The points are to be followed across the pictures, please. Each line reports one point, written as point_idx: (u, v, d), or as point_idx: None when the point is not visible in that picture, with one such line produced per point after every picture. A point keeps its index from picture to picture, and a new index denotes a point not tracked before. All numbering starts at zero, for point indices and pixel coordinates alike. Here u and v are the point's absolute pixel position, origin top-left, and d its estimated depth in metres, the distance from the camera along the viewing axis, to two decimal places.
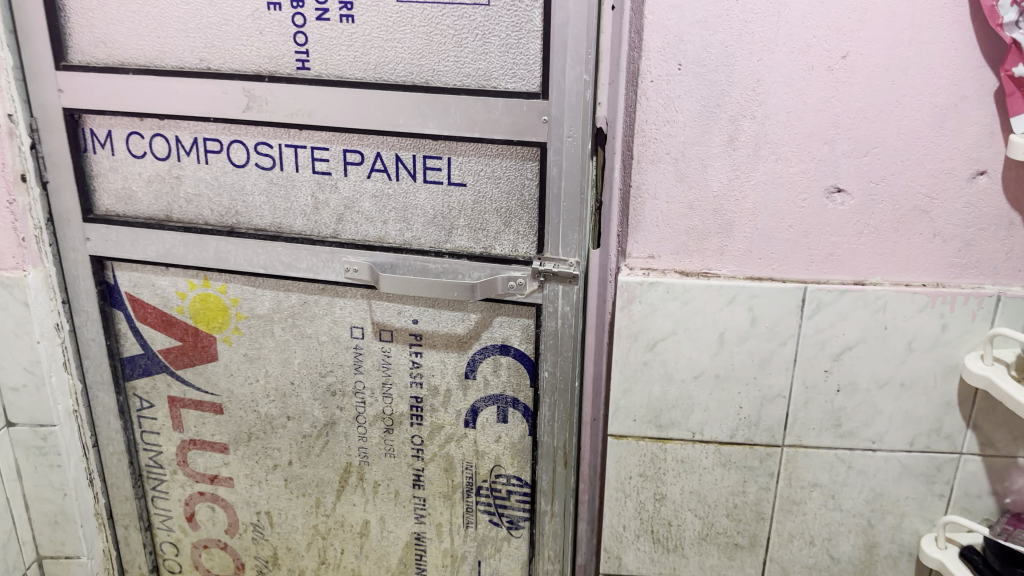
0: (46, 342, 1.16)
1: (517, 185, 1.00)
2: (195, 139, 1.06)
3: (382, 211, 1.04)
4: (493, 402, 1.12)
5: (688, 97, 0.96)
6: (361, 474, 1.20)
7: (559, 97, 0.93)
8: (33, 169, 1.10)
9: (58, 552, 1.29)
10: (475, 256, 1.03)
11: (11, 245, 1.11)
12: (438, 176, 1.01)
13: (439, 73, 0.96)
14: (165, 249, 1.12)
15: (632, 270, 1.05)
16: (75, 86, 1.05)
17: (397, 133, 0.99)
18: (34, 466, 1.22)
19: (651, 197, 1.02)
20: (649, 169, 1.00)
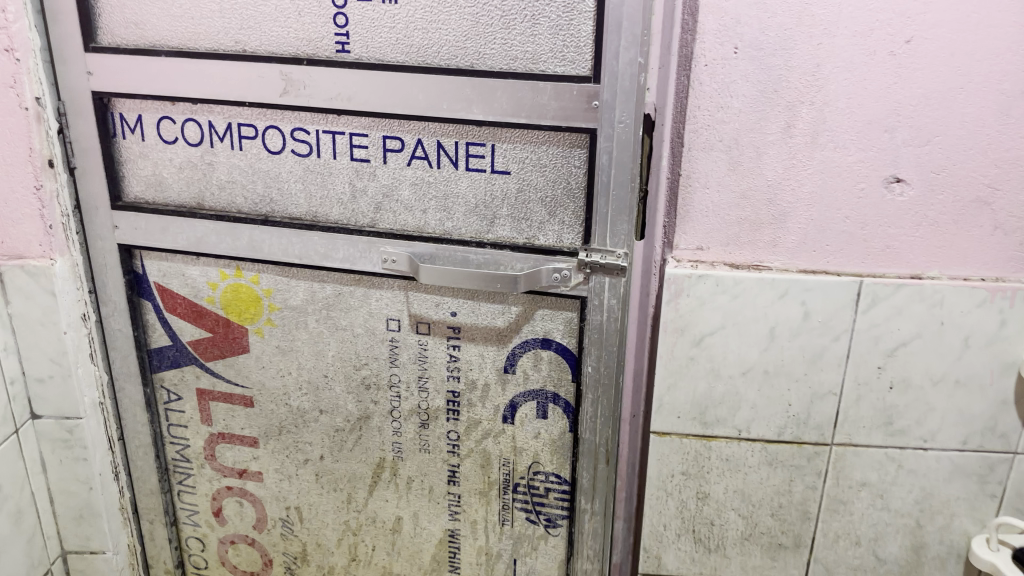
0: (73, 332, 1.13)
1: (564, 173, 0.96)
2: (229, 125, 1.03)
3: (421, 200, 1.00)
4: (533, 397, 1.08)
5: (743, 82, 0.92)
6: (395, 470, 1.17)
7: (611, 81, 0.90)
8: (61, 154, 1.06)
9: (82, 548, 1.25)
10: (517, 246, 0.99)
11: (37, 232, 1.07)
12: (481, 164, 0.97)
13: (485, 56, 0.92)
14: (197, 237, 1.09)
15: (680, 262, 1.02)
16: (106, 68, 1.02)
17: (439, 119, 0.95)
18: (59, 459, 1.19)
19: (701, 186, 0.98)
20: (700, 157, 0.97)
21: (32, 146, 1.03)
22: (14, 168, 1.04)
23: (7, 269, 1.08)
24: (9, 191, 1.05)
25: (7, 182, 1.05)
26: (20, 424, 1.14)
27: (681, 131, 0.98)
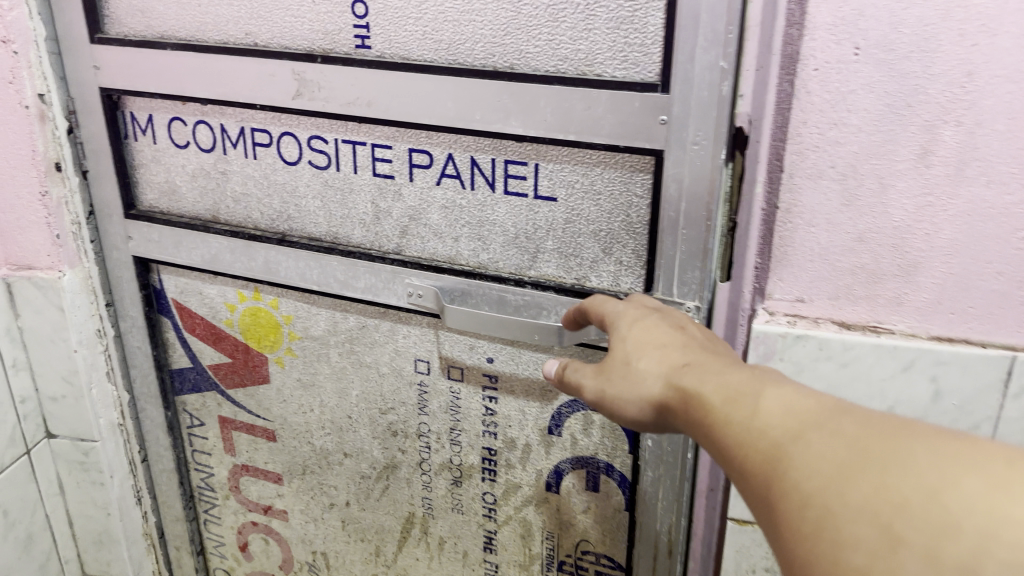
0: (86, 350, 1.03)
1: (624, 203, 0.76)
2: (242, 130, 0.89)
3: (453, 227, 0.83)
4: (582, 465, 0.89)
5: (866, 92, 0.65)
6: (426, 528, 1.02)
7: (684, 91, 0.70)
8: (71, 156, 0.96)
9: (103, 573, 1.18)
10: (563, 288, 0.81)
11: (45, 243, 0.97)
12: (522, 187, 0.79)
13: (529, 55, 0.74)
14: (211, 254, 0.96)
15: (773, 317, 0.75)
16: (112, 62, 0.90)
17: (472, 131, 0.77)
18: (77, 481, 1.11)
19: (804, 223, 0.71)
20: (805, 186, 0.70)
21: (36, 148, 0.93)
22: (18, 171, 0.95)
23: (17, 281, 1.00)
24: (17, 196, 0.96)
25: (13, 187, 0.96)
26: (32, 445, 1.07)
27: (781, 155, 0.69)
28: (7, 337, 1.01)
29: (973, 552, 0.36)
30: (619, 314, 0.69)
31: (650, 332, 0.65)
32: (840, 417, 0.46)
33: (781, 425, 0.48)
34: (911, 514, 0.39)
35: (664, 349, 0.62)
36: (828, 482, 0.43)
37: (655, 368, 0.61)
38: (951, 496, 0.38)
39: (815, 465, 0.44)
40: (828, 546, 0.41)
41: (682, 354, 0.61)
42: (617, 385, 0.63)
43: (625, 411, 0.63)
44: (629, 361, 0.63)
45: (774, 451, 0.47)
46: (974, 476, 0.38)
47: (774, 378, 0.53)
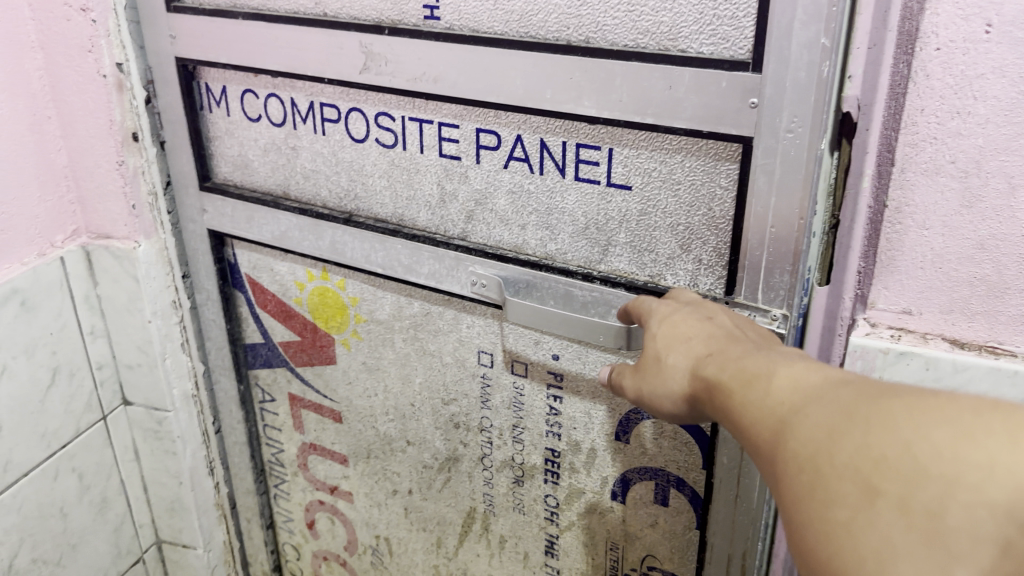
0: (160, 320, 1.05)
1: (705, 195, 0.68)
2: (312, 104, 0.85)
3: (520, 213, 0.78)
4: (651, 476, 0.83)
5: (997, 77, 0.57)
6: (486, 524, 0.98)
7: (779, 71, 0.60)
8: (148, 127, 0.95)
9: (176, 539, 1.21)
10: (635, 286, 0.73)
11: (123, 212, 0.99)
12: (594, 173, 0.72)
13: (606, 28, 0.66)
14: (281, 231, 0.94)
15: (876, 329, 0.67)
16: (187, 32, 0.88)
17: (541, 112, 0.71)
18: (151, 448, 1.14)
19: (916, 226, 0.63)
20: (919, 184, 0.62)
21: (114, 117, 0.94)
22: (97, 140, 0.96)
23: (96, 248, 1.01)
24: (94, 164, 0.97)
25: (92, 155, 0.97)
26: (109, 410, 1.10)
27: (893, 148, 0.62)
28: (86, 304, 1.04)
29: (939, 496, 0.37)
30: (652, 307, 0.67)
31: (673, 316, 0.63)
32: (833, 381, 0.46)
33: (777, 393, 0.48)
34: (888, 469, 0.39)
35: (684, 329, 0.61)
36: (817, 444, 0.43)
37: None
38: (924, 446, 0.38)
39: (807, 428, 0.44)
40: (819, 508, 0.42)
41: (703, 337, 0.59)
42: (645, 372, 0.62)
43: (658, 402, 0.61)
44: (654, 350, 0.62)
45: (774, 423, 0.47)
46: (942, 425, 0.38)
47: (775, 347, 0.53)
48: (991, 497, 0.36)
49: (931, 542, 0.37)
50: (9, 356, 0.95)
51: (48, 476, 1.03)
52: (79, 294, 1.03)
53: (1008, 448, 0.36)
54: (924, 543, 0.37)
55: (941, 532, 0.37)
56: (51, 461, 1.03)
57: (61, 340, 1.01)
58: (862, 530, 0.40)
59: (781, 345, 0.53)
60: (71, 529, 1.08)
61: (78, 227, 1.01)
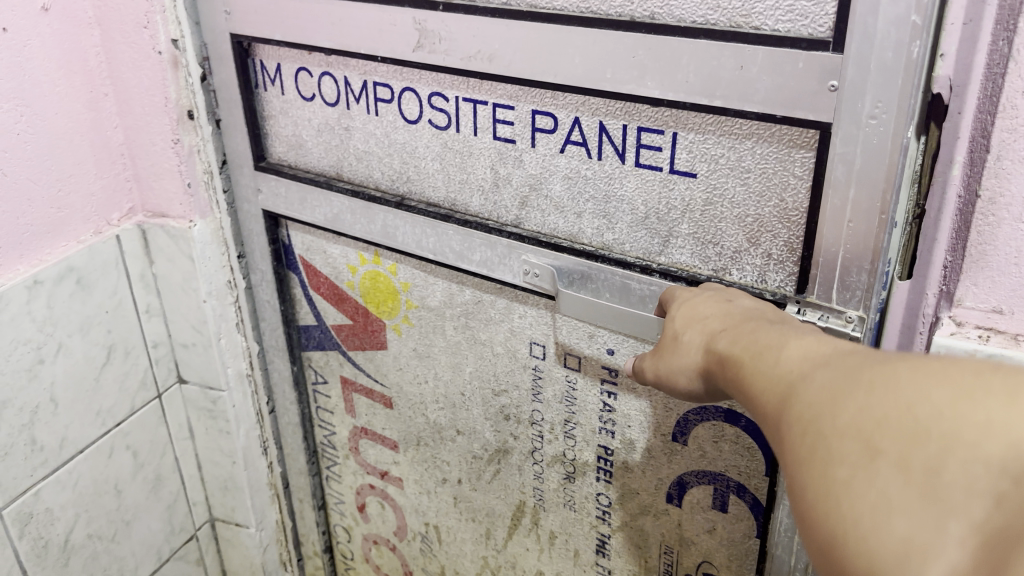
0: (215, 301, 1.05)
1: (776, 185, 0.62)
2: (365, 83, 0.83)
3: (577, 201, 0.74)
4: (709, 481, 0.78)
5: None
6: (537, 518, 0.95)
7: (863, 51, 0.54)
8: (204, 104, 0.95)
9: (229, 518, 1.23)
10: (696, 281, 0.68)
11: (178, 191, 0.98)
12: (656, 159, 0.67)
13: (672, 3, 0.61)
14: (333, 213, 0.92)
15: (962, 329, 0.62)
16: (242, 7, 0.86)
17: (601, 93, 0.66)
18: (205, 427, 1.15)
19: (1011, 219, 0.57)
20: (1015, 173, 0.56)
21: (169, 94, 0.93)
22: (152, 117, 0.95)
23: (150, 228, 1.02)
24: (150, 143, 0.97)
25: (147, 134, 0.96)
26: (164, 388, 1.12)
27: (988, 133, 0.56)
28: (141, 283, 1.04)
29: (937, 454, 0.36)
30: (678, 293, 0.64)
31: (695, 300, 0.61)
32: (841, 348, 0.44)
33: (787, 365, 0.46)
34: (888, 427, 0.38)
35: (703, 310, 0.59)
36: (818, 407, 0.41)
37: (695, 334, 0.57)
38: (923, 406, 0.37)
39: (810, 392, 0.42)
40: (816, 469, 0.40)
41: (719, 317, 0.57)
42: (662, 353, 0.60)
43: (674, 386, 0.59)
44: (672, 331, 0.59)
45: (779, 388, 0.45)
46: (944, 386, 0.37)
47: (787, 325, 0.51)
48: (988, 454, 0.34)
49: (926, 497, 0.36)
50: (64, 334, 0.96)
51: (103, 453, 1.05)
52: (135, 272, 1.03)
53: (1008, 409, 0.35)
54: (922, 500, 0.36)
55: (939, 487, 0.35)
56: (106, 439, 1.05)
57: (116, 319, 1.02)
58: (858, 489, 0.38)
59: (795, 325, 0.51)
60: (125, 506, 1.10)
61: (134, 205, 1.02)
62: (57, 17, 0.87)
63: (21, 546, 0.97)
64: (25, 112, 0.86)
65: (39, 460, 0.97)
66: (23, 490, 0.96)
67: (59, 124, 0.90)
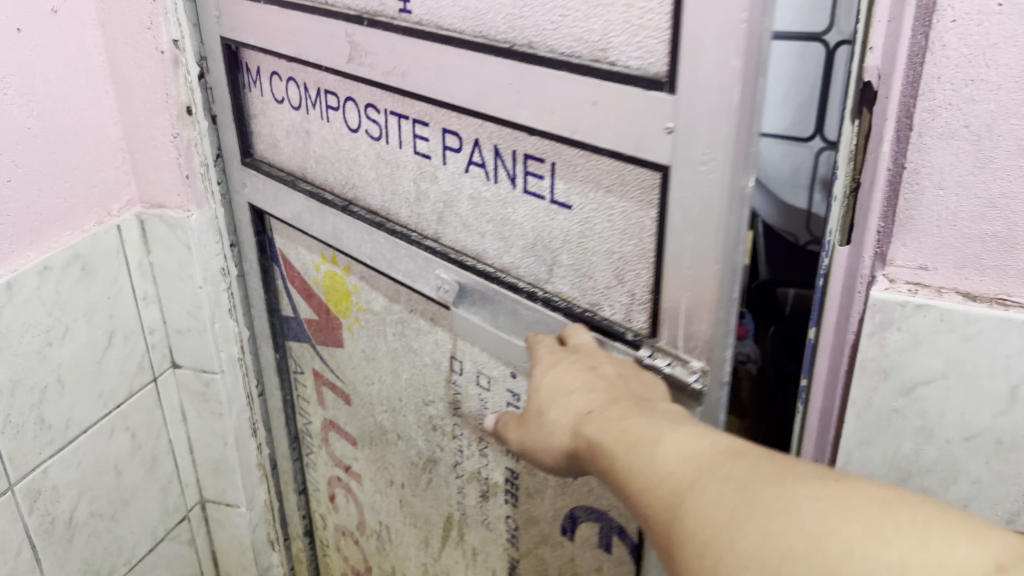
0: (209, 288, 1.09)
1: (637, 228, 0.62)
2: (319, 91, 0.86)
3: (480, 220, 0.74)
4: (596, 517, 0.76)
5: (1010, 45, 0.57)
6: (462, 533, 0.96)
7: (692, 96, 0.53)
8: (202, 101, 1.01)
9: (219, 498, 1.25)
10: (572, 313, 0.68)
11: (177, 182, 1.04)
12: (540, 187, 0.67)
13: (546, 32, 0.61)
14: (296, 212, 0.96)
15: (893, 284, 0.69)
16: (227, 12, 0.92)
17: (488, 116, 0.67)
18: (198, 411, 1.18)
19: (932, 184, 0.64)
20: (935, 145, 0.63)
21: (169, 91, 0.99)
22: (153, 114, 1.01)
23: (149, 218, 1.07)
24: (151, 138, 1.03)
25: (148, 128, 1.03)
26: (159, 372, 1.14)
27: (911, 110, 0.63)
28: (139, 270, 1.08)
29: None
30: (541, 352, 0.65)
31: (563, 364, 0.62)
32: (723, 459, 0.46)
33: (672, 472, 0.48)
34: (796, 564, 0.40)
35: (570, 382, 0.60)
36: (718, 532, 0.43)
37: (561, 410, 0.59)
38: (831, 542, 0.39)
39: (705, 513, 0.44)
40: None
41: (585, 394, 0.58)
42: (533, 427, 0.61)
43: (541, 457, 0.61)
44: (539, 406, 0.61)
45: (667, 499, 0.47)
46: (853, 526, 0.39)
47: (647, 414, 0.54)
48: None
49: None
50: (70, 317, 0.99)
51: (103, 434, 1.05)
52: (133, 260, 1.07)
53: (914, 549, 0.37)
54: None
55: None
56: (106, 420, 1.06)
57: (116, 304, 1.05)
58: None
59: (654, 411, 0.54)
60: (124, 487, 1.10)
61: (133, 197, 1.07)
62: (65, 19, 0.94)
63: (31, 523, 0.98)
64: (35, 107, 0.92)
65: (47, 439, 0.98)
66: (34, 467, 0.97)
67: (63, 118, 0.96)
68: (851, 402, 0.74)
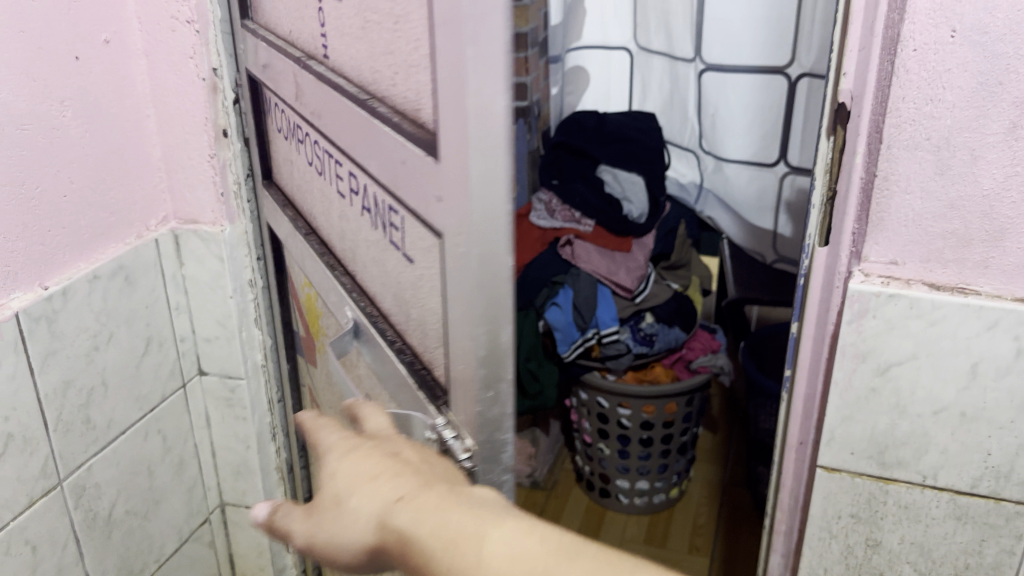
0: (239, 297, 1.17)
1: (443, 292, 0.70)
2: (291, 125, 0.97)
3: (374, 263, 0.84)
4: None
5: (960, 71, 0.80)
6: None
7: (444, 171, 0.61)
8: (236, 124, 1.10)
9: (239, 501, 1.31)
10: (412, 368, 0.77)
11: (211, 200, 1.13)
12: (397, 238, 0.76)
13: (391, 92, 0.70)
14: (284, 235, 1.07)
15: (868, 277, 0.91)
16: (251, 47, 1.02)
17: (364, 165, 0.76)
18: (221, 416, 1.25)
19: (900, 190, 0.86)
20: (902, 157, 0.85)
21: (208, 115, 1.08)
22: (191, 137, 1.10)
23: (183, 233, 1.15)
24: (187, 158, 1.11)
25: (186, 149, 1.11)
26: (187, 378, 1.21)
27: (880, 130, 0.85)
28: (172, 282, 1.16)
29: None
30: (328, 443, 0.64)
31: (362, 451, 0.61)
32: (564, 558, 0.50)
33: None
34: None
35: (366, 470, 0.59)
36: None
37: (361, 496, 0.58)
38: None
39: None
40: None
41: (388, 477, 0.58)
42: (325, 519, 0.59)
43: (337, 551, 0.59)
44: (338, 493, 0.59)
45: None
46: None
47: (457, 501, 0.56)
48: None
49: None
50: (114, 326, 1.06)
51: (139, 435, 1.13)
52: (167, 273, 1.15)
53: None
54: None
55: None
56: (143, 423, 1.13)
57: (153, 314, 1.13)
58: None
59: (463, 495, 0.57)
60: (155, 486, 1.17)
61: (168, 213, 1.15)
62: (115, 48, 1.03)
63: (76, 517, 1.04)
64: (89, 129, 1.00)
65: (92, 438, 1.05)
66: (79, 464, 1.03)
67: (113, 139, 1.04)
68: (836, 380, 0.95)
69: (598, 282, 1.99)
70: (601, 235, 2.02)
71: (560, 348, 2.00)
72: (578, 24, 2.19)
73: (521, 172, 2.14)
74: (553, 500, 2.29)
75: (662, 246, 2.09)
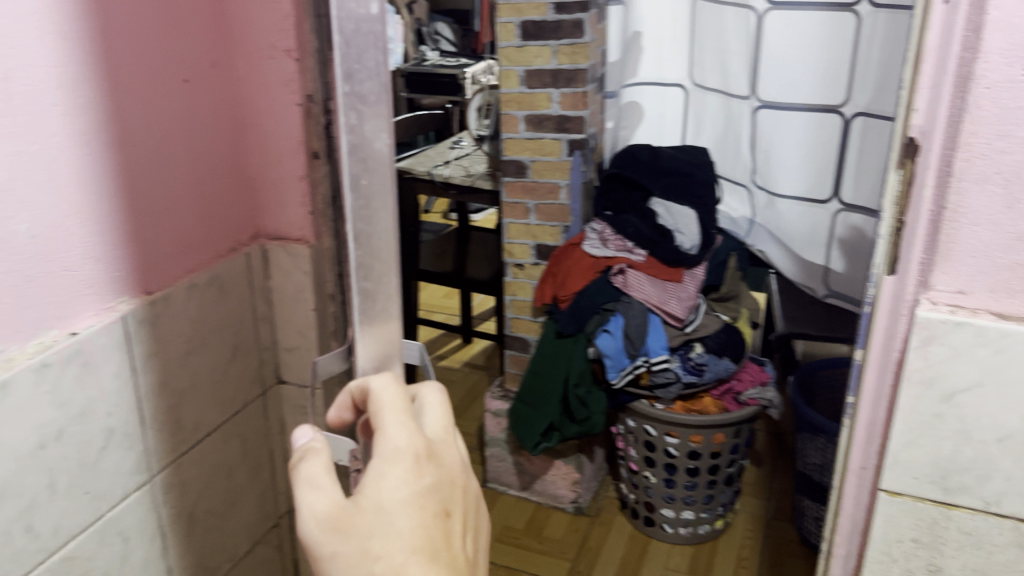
0: (320, 309, 1.24)
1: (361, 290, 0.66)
2: None
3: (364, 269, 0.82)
4: None
5: None
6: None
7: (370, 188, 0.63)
8: (325, 146, 1.17)
9: None
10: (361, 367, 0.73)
11: (301, 218, 1.20)
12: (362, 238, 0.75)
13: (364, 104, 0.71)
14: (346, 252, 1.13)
15: (936, 305, 0.94)
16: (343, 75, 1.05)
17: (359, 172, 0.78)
18: (296, 423, 1.31)
19: (969, 223, 0.90)
20: (971, 190, 0.88)
21: (301, 137, 1.16)
22: (284, 158, 1.17)
23: (273, 248, 1.22)
24: (279, 176, 1.19)
25: (278, 169, 1.18)
26: (267, 386, 1.28)
27: (951, 164, 0.89)
28: (260, 293, 1.23)
29: None
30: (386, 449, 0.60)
31: (411, 497, 0.60)
32: None
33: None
34: None
35: (405, 527, 0.59)
36: None
37: (390, 567, 0.57)
38: None
39: None
40: None
41: (427, 553, 0.59)
42: (347, 548, 0.58)
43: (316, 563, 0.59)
44: (371, 536, 0.58)
45: None
46: None
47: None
48: None
49: None
50: (207, 332, 1.13)
51: (222, 437, 1.19)
52: (256, 285, 1.22)
53: None
54: None
55: None
56: (225, 426, 1.19)
57: (241, 323, 1.20)
58: None
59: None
60: (233, 487, 1.23)
61: (259, 230, 1.22)
62: (219, 72, 1.10)
63: (164, 511, 1.10)
64: (194, 146, 1.07)
65: (182, 437, 1.11)
66: (169, 461, 1.09)
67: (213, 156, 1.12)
68: (901, 405, 0.98)
69: (648, 310, 2.01)
70: (652, 265, 2.06)
71: (608, 374, 2.02)
72: (635, 61, 2.25)
73: (576, 203, 2.19)
74: (596, 527, 2.31)
75: (713, 278, 2.15)
